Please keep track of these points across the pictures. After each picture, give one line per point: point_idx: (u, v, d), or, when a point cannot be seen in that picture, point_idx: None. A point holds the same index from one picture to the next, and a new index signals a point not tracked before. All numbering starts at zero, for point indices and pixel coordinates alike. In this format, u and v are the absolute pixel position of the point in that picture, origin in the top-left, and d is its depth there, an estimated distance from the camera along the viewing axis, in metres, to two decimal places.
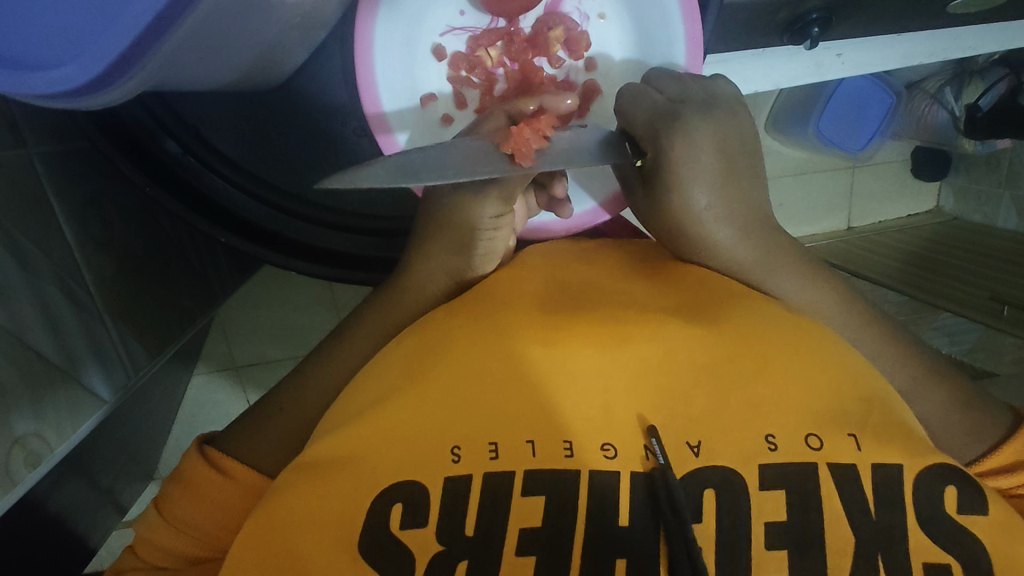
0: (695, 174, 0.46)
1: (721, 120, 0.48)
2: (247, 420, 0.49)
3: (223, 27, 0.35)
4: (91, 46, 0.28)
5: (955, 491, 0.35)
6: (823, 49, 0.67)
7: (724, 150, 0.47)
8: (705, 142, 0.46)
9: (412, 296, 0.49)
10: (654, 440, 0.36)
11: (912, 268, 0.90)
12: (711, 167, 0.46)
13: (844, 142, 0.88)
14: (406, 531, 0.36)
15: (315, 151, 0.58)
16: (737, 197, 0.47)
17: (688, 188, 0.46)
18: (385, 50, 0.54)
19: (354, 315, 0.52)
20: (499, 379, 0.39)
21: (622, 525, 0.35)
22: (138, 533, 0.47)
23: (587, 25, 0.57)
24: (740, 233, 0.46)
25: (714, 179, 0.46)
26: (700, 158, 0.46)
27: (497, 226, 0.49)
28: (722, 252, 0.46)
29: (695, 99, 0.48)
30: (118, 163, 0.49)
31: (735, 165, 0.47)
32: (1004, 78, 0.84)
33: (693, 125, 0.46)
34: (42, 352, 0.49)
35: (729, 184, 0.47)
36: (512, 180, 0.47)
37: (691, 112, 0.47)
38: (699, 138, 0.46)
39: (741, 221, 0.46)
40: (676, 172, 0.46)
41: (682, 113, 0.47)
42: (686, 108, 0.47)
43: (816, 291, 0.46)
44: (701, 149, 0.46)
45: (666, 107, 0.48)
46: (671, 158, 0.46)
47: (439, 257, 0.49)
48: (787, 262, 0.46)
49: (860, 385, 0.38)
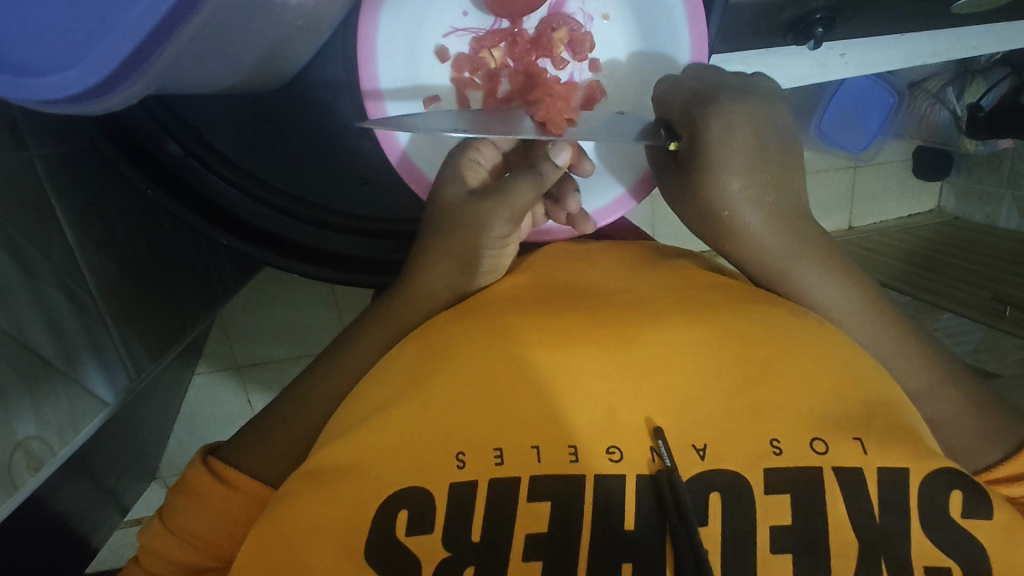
0: (732, 159, 0.45)
1: (757, 105, 0.46)
2: (251, 429, 0.49)
3: (225, 29, 0.35)
4: (93, 52, 0.28)
5: (959, 496, 0.35)
6: (825, 49, 0.66)
7: (761, 135, 0.45)
8: (742, 126, 0.45)
9: (425, 295, 0.49)
10: (660, 441, 0.36)
11: (914, 268, 0.91)
12: (748, 152, 0.45)
13: (846, 142, 0.90)
14: (412, 535, 0.36)
15: (318, 152, 0.58)
16: (772, 183, 0.46)
17: (724, 173, 0.45)
18: (389, 52, 0.55)
19: (371, 309, 0.51)
20: (504, 383, 0.39)
21: (628, 529, 0.36)
22: (141, 543, 0.47)
23: (591, 26, 0.57)
24: (772, 222, 0.46)
25: (750, 165, 0.45)
26: (735, 142, 0.45)
27: (504, 246, 0.49)
28: (753, 240, 0.46)
29: (730, 86, 0.47)
30: (119, 166, 0.49)
31: (772, 150, 0.46)
32: (1007, 78, 0.83)
33: (730, 108, 0.45)
34: (43, 355, 0.49)
35: (766, 170, 0.46)
36: (520, 194, 0.48)
37: (727, 96, 0.46)
38: (736, 120, 0.45)
39: (776, 208, 0.46)
40: (711, 155, 0.45)
41: (718, 98, 0.46)
42: (722, 92, 0.46)
43: (840, 287, 0.46)
44: (737, 133, 0.45)
45: (702, 92, 0.47)
46: (706, 142, 0.45)
47: (452, 253, 0.48)
48: (816, 255, 0.46)
49: (864, 388, 0.38)
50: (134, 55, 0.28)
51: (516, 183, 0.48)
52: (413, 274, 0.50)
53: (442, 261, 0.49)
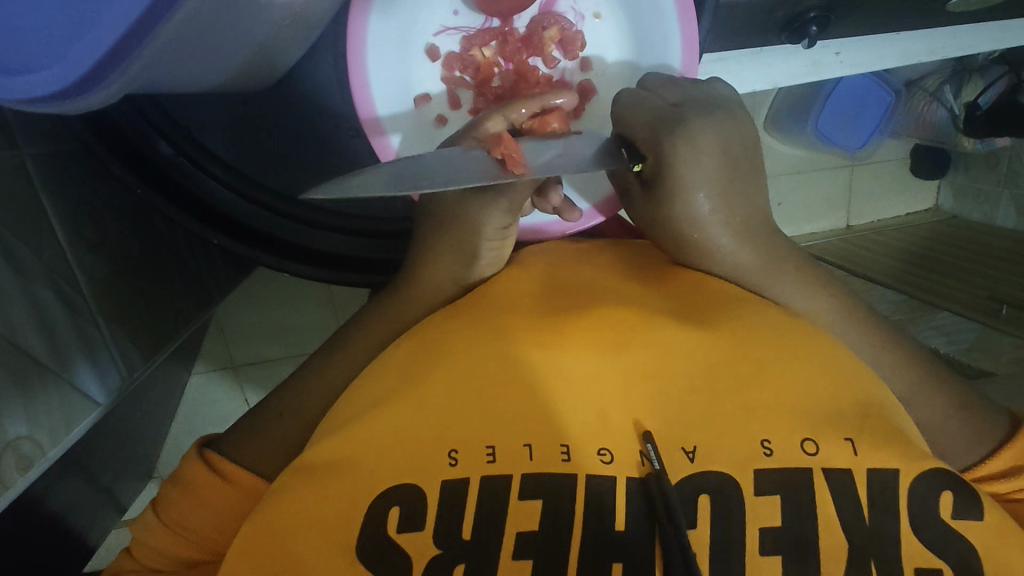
0: (700, 178, 0.44)
1: (723, 123, 0.46)
2: (246, 424, 0.49)
3: (208, 28, 0.34)
4: (72, 50, 0.28)
5: (950, 497, 0.35)
6: (820, 47, 0.66)
7: (728, 154, 0.45)
8: (710, 146, 0.45)
9: (419, 295, 0.49)
10: (650, 445, 0.36)
11: (911, 267, 0.91)
12: (715, 172, 0.45)
13: (843, 139, 0.88)
14: (404, 533, 0.36)
15: (309, 152, 0.58)
16: (738, 201, 0.46)
17: (692, 192, 0.44)
18: (378, 50, 0.54)
19: (354, 318, 0.51)
20: (495, 383, 0.39)
21: (618, 530, 0.36)
22: (135, 534, 0.47)
23: (582, 25, 0.57)
24: (743, 239, 0.45)
25: (718, 183, 0.45)
26: (703, 161, 0.44)
27: (504, 237, 0.49)
28: (725, 258, 0.45)
29: (696, 103, 0.47)
30: (109, 165, 0.48)
31: (738, 169, 0.46)
32: (1004, 77, 0.84)
33: (697, 128, 0.45)
34: (35, 355, 0.49)
35: (733, 189, 0.45)
36: (518, 191, 0.47)
37: (694, 114, 0.45)
38: (704, 139, 0.44)
39: (743, 226, 0.46)
40: (679, 176, 0.44)
41: (686, 118, 0.45)
42: (689, 112, 0.46)
43: (818, 293, 0.46)
44: (705, 153, 0.44)
45: (669, 111, 0.46)
46: (674, 162, 0.44)
47: (445, 257, 0.49)
48: (787, 268, 0.46)
49: (856, 389, 0.38)
50: (113, 53, 0.28)
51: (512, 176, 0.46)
52: (408, 278, 0.50)
53: (446, 257, 0.49)
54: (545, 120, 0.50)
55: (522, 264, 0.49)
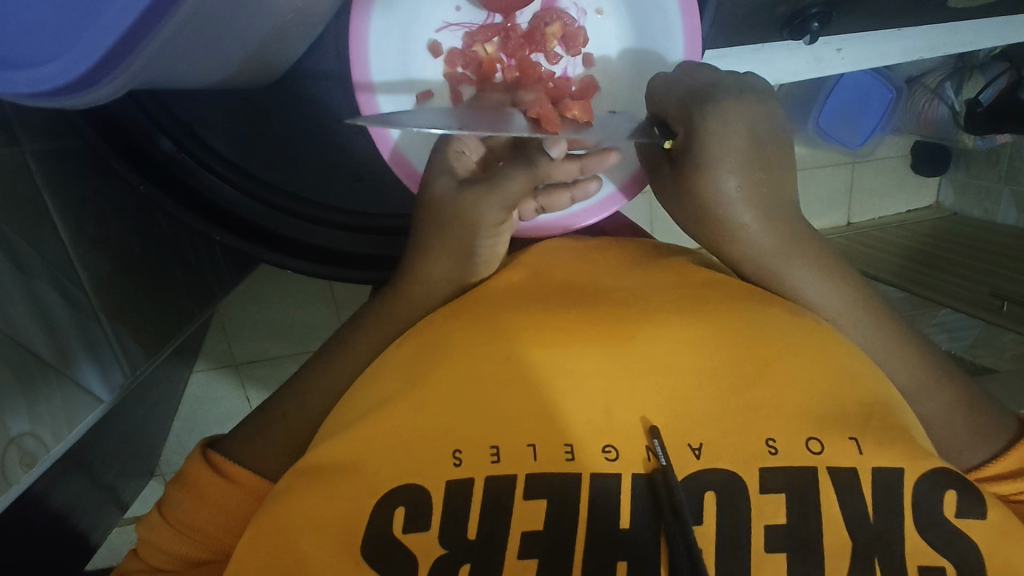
0: (725, 156, 0.44)
1: (754, 104, 0.45)
2: (250, 423, 0.49)
3: (212, 24, 0.34)
4: (72, 46, 0.28)
5: (953, 496, 0.36)
6: (822, 44, 0.66)
7: (756, 135, 0.45)
8: (739, 126, 0.44)
9: (425, 282, 0.49)
10: (656, 440, 0.36)
11: (914, 264, 0.91)
12: (742, 151, 0.44)
13: (844, 137, 0.88)
14: (409, 533, 0.36)
15: (311, 149, 0.58)
16: (764, 184, 0.45)
17: (717, 170, 0.44)
18: (380, 47, 0.54)
19: (373, 299, 0.52)
20: (499, 381, 0.39)
21: (623, 527, 0.36)
22: (140, 535, 0.47)
23: (584, 21, 0.57)
24: (765, 219, 0.45)
25: (745, 163, 0.44)
26: (730, 140, 0.44)
27: (498, 234, 0.49)
28: (745, 238, 0.46)
29: (727, 83, 0.47)
30: (111, 161, 0.48)
31: (766, 150, 0.46)
32: (1005, 74, 0.83)
33: (727, 106, 0.45)
34: (37, 351, 0.49)
35: (760, 168, 0.45)
36: (512, 187, 0.48)
37: (724, 93, 0.45)
38: (733, 118, 0.44)
39: (767, 207, 0.45)
40: (706, 153, 0.44)
41: (716, 96, 0.45)
42: (718, 90, 0.46)
43: (832, 281, 0.46)
44: (733, 132, 0.44)
45: (699, 90, 0.46)
46: (701, 140, 0.44)
47: (459, 243, 0.48)
48: (807, 257, 0.46)
49: (860, 386, 0.38)
50: (113, 50, 0.28)
51: (508, 172, 0.48)
52: (409, 265, 0.50)
53: (444, 251, 0.49)
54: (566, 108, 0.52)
55: (530, 263, 0.49)
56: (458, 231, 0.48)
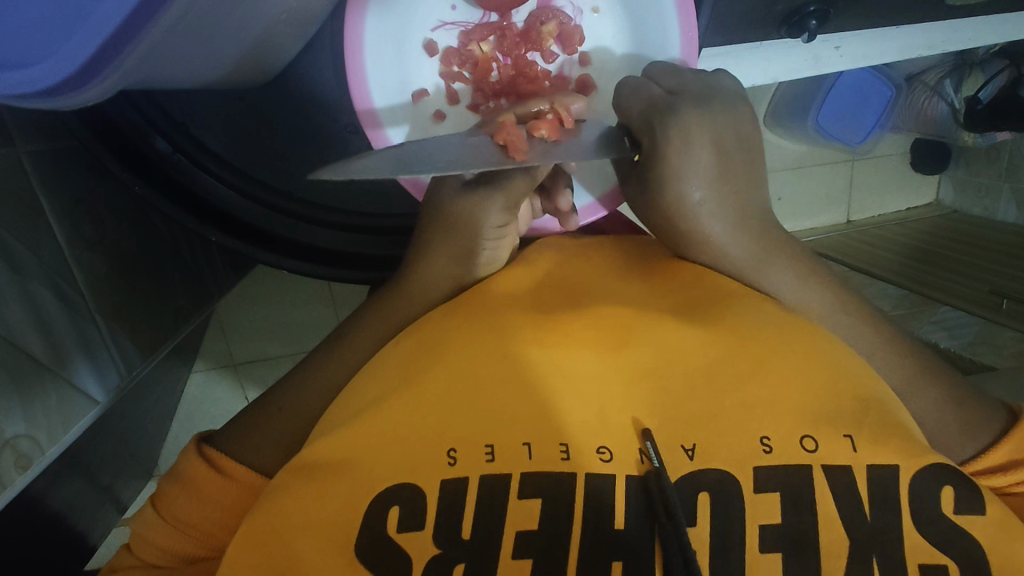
0: (689, 168, 0.44)
1: (717, 114, 0.45)
2: (245, 419, 0.49)
3: (203, 25, 0.34)
4: (61, 47, 0.28)
5: (951, 492, 0.35)
6: (821, 41, 0.66)
7: (721, 146, 0.45)
8: (703, 137, 0.44)
9: (419, 289, 0.49)
10: (649, 443, 0.36)
11: (909, 260, 0.91)
12: (707, 163, 0.44)
13: (845, 135, 0.88)
14: (404, 532, 0.36)
15: (306, 148, 0.57)
16: (732, 193, 0.45)
17: (683, 182, 0.44)
18: (375, 47, 0.54)
19: (354, 313, 0.51)
20: (495, 380, 0.38)
21: (617, 527, 0.35)
22: (135, 530, 0.47)
23: (580, 19, 0.56)
24: (734, 230, 0.45)
25: (710, 174, 0.44)
26: (694, 152, 0.44)
27: (502, 235, 0.49)
28: (715, 250, 0.45)
29: (690, 93, 0.46)
30: (107, 162, 0.48)
31: (732, 162, 0.45)
32: (1004, 70, 0.84)
33: (689, 117, 0.44)
34: (33, 352, 0.49)
35: (726, 180, 0.45)
36: (516, 187, 0.47)
37: (686, 105, 0.45)
38: (696, 130, 0.44)
39: (737, 219, 0.45)
40: (670, 166, 0.44)
41: (677, 107, 0.45)
42: (681, 101, 0.46)
43: (808, 284, 0.45)
44: (696, 143, 0.44)
45: (662, 100, 0.46)
46: (665, 151, 0.44)
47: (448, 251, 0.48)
48: (783, 261, 0.46)
49: (857, 384, 0.38)
50: (102, 51, 0.28)
51: (509, 173, 0.46)
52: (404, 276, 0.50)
53: (443, 255, 0.49)
54: (533, 129, 0.46)
55: (526, 261, 0.49)
56: (460, 235, 0.48)
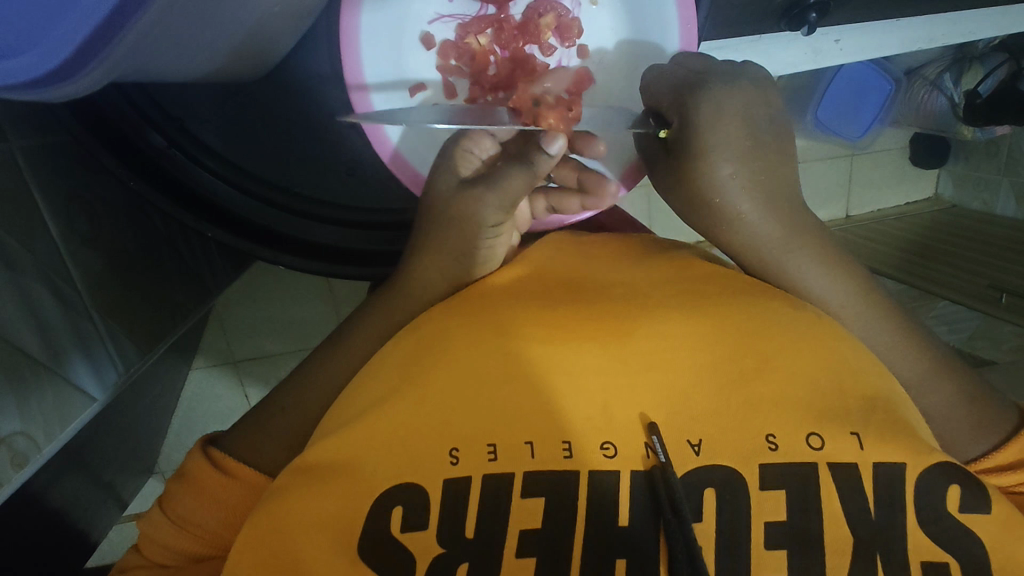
0: (721, 145, 0.43)
1: (747, 93, 0.45)
2: (249, 420, 0.48)
3: (195, 15, 0.34)
4: (50, 36, 0.27)
5: (957, 491, 0.35)
6: (819, 35, 0.65)
7: (750, 124, 0.44)
8: (732, 114, 0.44)
9: (435, 258, 0.48)
10: (655, 437, 0.36)
11: (911, 256, 0.90)
12: (737, 140, 0.44)
13: (842, 129, 0.88)
14: (408, 531, 0.36)
15: (302, 144, 0.57)
16: (763, 172, 0.45)
17: (713, 158, 0.44)
18: (372, 41, 0.53)
19: (373, 292, 0.51)
20: (498, 377, 0.38)
21: (622, 524, 0.35)
22: (142, 531, 0.47)
23: (579, 11, 0.56)
24: (763, 209, 0.45)
25: (741, 151, 0.44)
26: (723, 128, 0.43)
27: (497, 233, 0.48)
28: (746, 227, 0.45)
29: (720, 70, 0.46)
30: (101, 157, 0.48)
31: (763, 137, 0.45)
32: (1004, 64, 0.82)
33: (720, 93, 0.44)
34: (29, 351, 0.49)
35: (757, 159, 0.44)
36: (512, 187, 0.46)
37: (717, 81, 0.45)
38: (727, 104, 0.44)
39: (767, 198, 0.45)
40: (700, 142, 0.44)
41: (708, 83, 0.45)
42: (712, 78, 0.45)
43: (833, 273, 0.45)
44: (728, 120, 0.43)
45: (693, 78, 0.46)
46: (695, 126, 0.44)
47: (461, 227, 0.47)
48: (810, 246, 0.45)
49: (863, 382, 0.37)
50: (90, 41, 0.27)
51: (507, 171, 0.46)
52: (405, 272, 0.49)
53: (451, 231, 0.47)
54: (545, 128, 0.45)
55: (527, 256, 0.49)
56: (457, 233, 0.47)
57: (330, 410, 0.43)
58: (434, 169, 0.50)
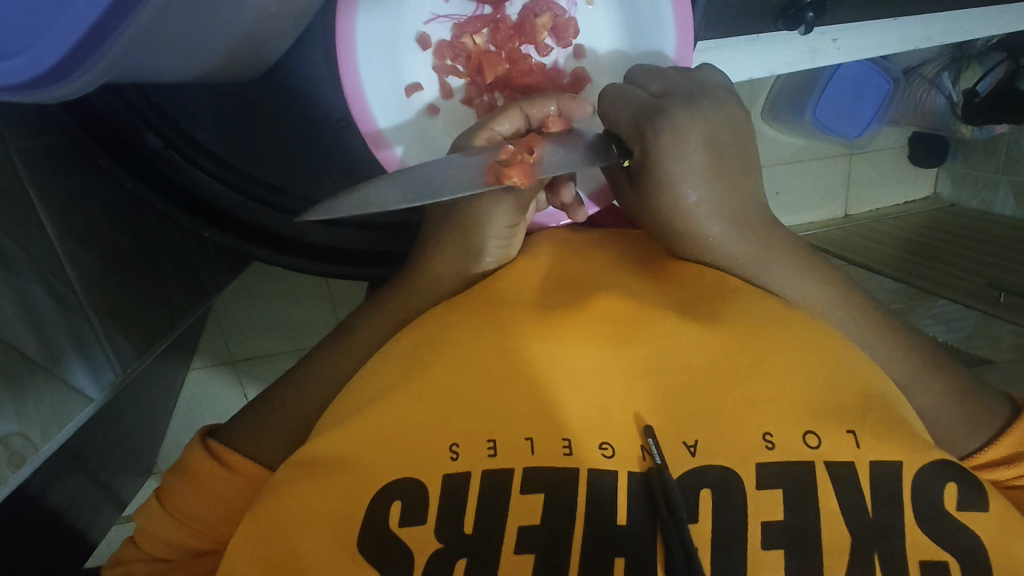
0: (685, 169, 0.43)
1: (707, 113, 0.45)
2: (249, 414, 0.48)
3: (191, 15, 0.34)
4: (43, 36, 0.27)
5: (954, 488, 0.35)
6: (817, 34, 0.65)
7: (713, 144, 0.45)
8: (694, 137, 0.44)
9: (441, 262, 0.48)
10: (651, 440, 0.36)
11: (909, 254, 0.91)
12: (701, 162, 0.44)
13: (843, 128, 0.87)
14: (407, 527, 0.36)
15: (299, 144, 0.57)
16: (727, 191, 0.45)
17: (677, 184, 0.44)
18: (368, 42, 0.53)
19: (359, 309, 0.51)
20: (495, 376, 0.38)
21: (620, 523, 0.35)
22: (139, 524, 0.46)
23: (575, 11, 0.56)
24: (732, 228, 0.44)
25: (705, 173, 0.44)
26: (687, 152, 0.43)
27: (510, 235, 0.48)
28: (716, 249, 0.44)
29: (678, 93, 0.46)
30: (96, 158, 0.49)
31: (724, 157, 0.45)
32: (1003, 63, 0.83)
33: (679, 118, 0.44)
34: (26, 352, 0.48)
35: (721, 178, 0.45)
36: (527, 188, 0.47)
37: (676, 105, 0.45)
38: (687, 129, 0.44)
39: (735, 216, 0.45)
40: (665, 169, 0.43)
41: (667, 108, 0.44)
42: (670, 102, 0.45)
43: (809, 278, 0.45)
44: (690, 143, 0.43)
45: (651, 102, 0.45)
46: (658, 153, 0.43)
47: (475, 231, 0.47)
48: (783, 256, 0.45)
49: (860, 380, 0.37)
50: (85, 41, 0.27)
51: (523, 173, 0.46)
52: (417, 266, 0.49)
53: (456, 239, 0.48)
54: (503, 174, 0.44)
55: (526, 253, 0.48)
56: (468, 232, 0.47)
57: (327, 410, 0.43)
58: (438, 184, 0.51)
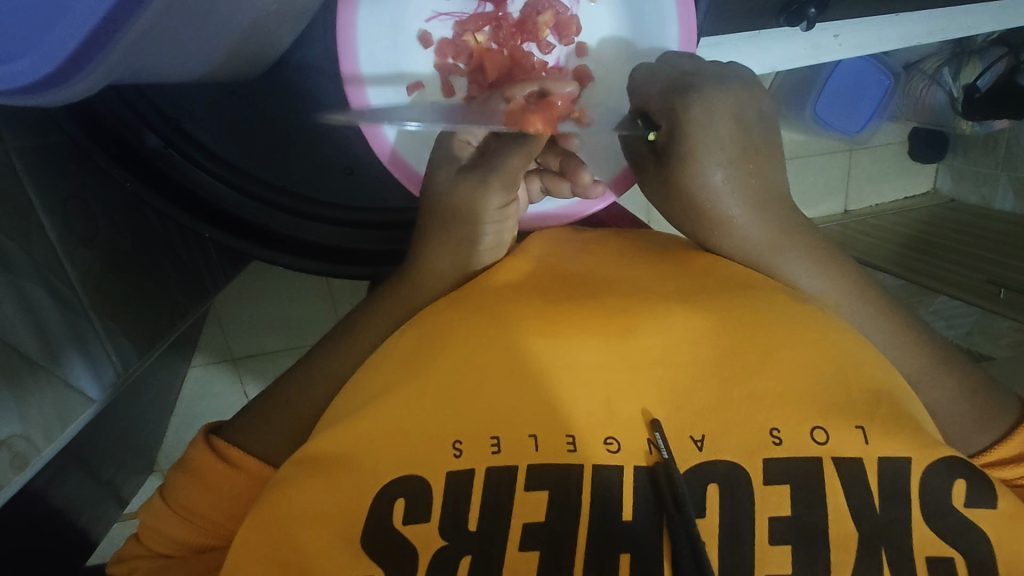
0: (713, 147, 0.42)
1: (738, 93, 0.43)
2: (253, 409, 0.48)
3: (192, 14, 0.33)
4: (44, 40, 0.27)
5: (963, 485, 0.35)
6: (818, 30, 0.65)
7: (743, 125, 0.43)
8: (723, 115, 0.42)
9: (451, 253, 0.47)
10: (658, 432, 0.36)
11: (911, 249, 0.91)
12: (729, 142, 0.42)
13: (844, 125, 0.87)
14: (410, 525, 0.35)
15: (298, 142, 0.56)
16: (756, 174, 0.44)
17: (705, 163, 0.42)
18: (369, 41, 0.53)
19: (366, 303, 0.50)
20: (501, 372, 0.38)
21: (626, 520, 0.35)
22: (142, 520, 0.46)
23: (577, 8, 0.56)
24: (756, 212, 0.44)
25: (733, 154, 0.42)
26: (717, 130, 0.42)
27: (503, 218, 0.48)
28: (737, 232, 0.44)
29: (709, 73, 0.45)
30: (96, 157, 0.48)
31: (754, 138, 0.44)
32: (1003, 58, 0.83)
33: (711, 94, 0.43)
34: (26, 351, 0.49)
35: (750, 161, 0.43)
36: (512, 166, 0.46)
37: (705, 83, 0.44)
38: (718, 106, 0.42)
39: (759, 201, 0.44)
40: (692, 145, 0.42)
41: (697, 84, 0.43)
42: (700, 80, 0.44)
43: (826, 272, 0.45)
44: (719, 121, 0.42)
45: (680, 80, 0.45)
46: (685, 127, 0.42)
47: (468, 227, 0.47)
48: (801, 248, 0.45)
49: (869, 376, 0.37)
50: (86, 44, 0.27)
51: (512, 156, 0.46)
52: (420, 259, 0.48)
53: (451, 238, 0.47)
54: (525, 119, 0.45)
55: (533, 251, 0.48)
56: (465, 222, 0.47)
57: (332, 405, 0.43)
58: (428, 168, 0.50)
